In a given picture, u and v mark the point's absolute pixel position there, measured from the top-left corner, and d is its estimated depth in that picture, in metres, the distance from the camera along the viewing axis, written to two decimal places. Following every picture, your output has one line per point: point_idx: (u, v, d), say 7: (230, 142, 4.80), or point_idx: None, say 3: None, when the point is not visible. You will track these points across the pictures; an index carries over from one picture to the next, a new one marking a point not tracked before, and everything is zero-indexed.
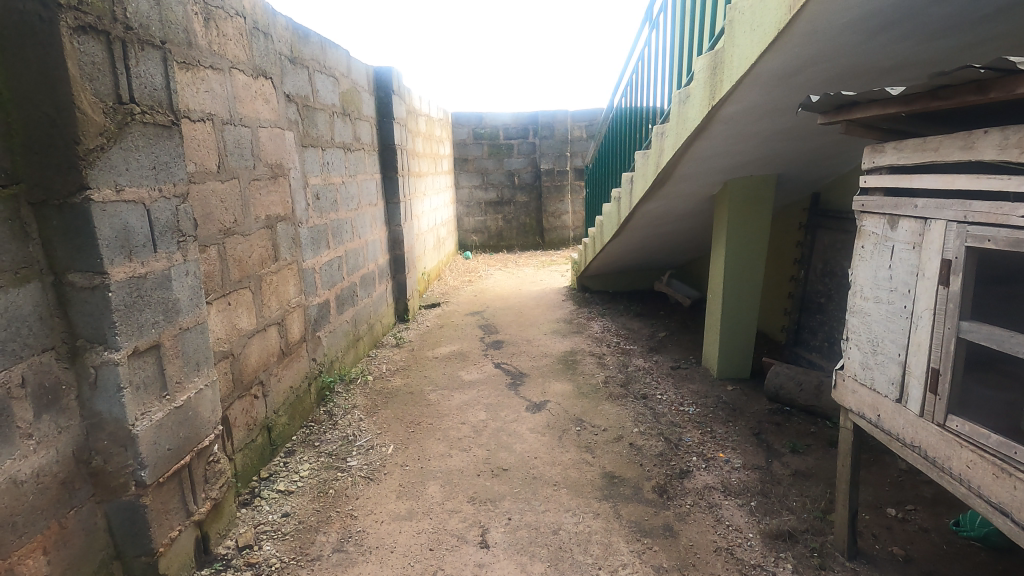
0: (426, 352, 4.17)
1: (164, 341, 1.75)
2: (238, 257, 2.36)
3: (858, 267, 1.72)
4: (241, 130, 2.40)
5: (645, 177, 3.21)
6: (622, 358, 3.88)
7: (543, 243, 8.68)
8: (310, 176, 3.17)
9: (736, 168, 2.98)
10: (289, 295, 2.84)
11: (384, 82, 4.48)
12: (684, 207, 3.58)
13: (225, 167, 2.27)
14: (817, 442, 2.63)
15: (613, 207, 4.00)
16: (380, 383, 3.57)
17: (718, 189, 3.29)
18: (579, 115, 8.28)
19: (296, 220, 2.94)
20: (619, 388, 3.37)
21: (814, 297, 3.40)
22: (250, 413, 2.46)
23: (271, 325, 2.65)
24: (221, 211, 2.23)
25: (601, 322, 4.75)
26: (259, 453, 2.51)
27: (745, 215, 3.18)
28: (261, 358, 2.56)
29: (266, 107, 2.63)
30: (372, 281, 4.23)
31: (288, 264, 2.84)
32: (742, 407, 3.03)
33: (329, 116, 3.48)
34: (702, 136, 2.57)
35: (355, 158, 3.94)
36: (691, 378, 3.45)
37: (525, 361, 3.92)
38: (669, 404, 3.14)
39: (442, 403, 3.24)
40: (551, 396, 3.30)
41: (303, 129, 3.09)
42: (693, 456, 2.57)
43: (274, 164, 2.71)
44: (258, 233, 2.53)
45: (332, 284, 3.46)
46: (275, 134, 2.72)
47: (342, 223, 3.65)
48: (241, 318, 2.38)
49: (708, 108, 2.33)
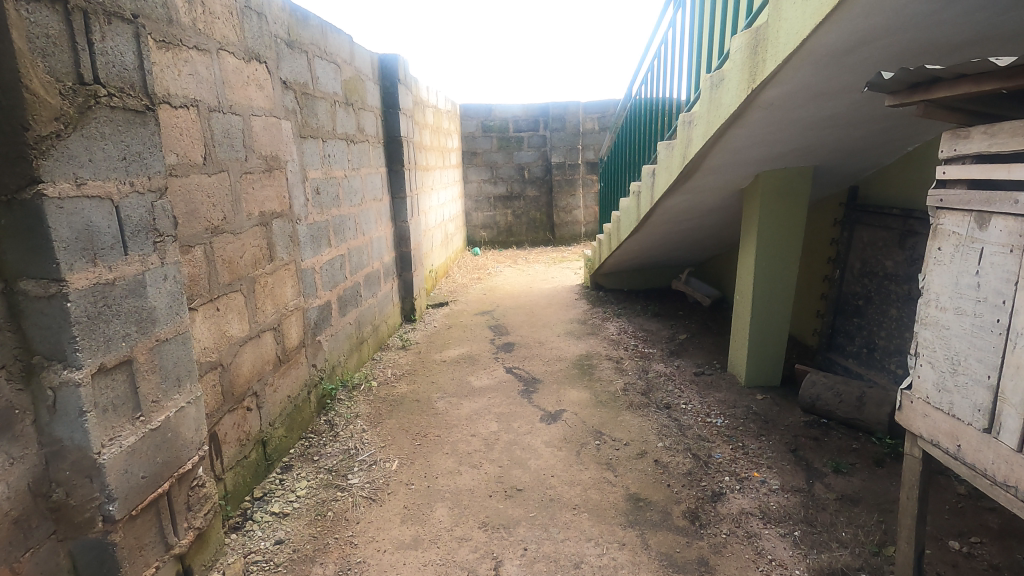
0: (434, 355, 3.95)
1: (138, 355, 1.55)
2: (227, 258, 2.15)
3: (932, 273, 1.48)
4: (231, 118, 2.18)
5: (669, 170, 2.98)
6: (641, 363, 3.65)
7: (553, 239, 8.44)
8: (309, 170, 2.95)
9: (770, 159, 2.74)
10: (286, 297, 2.64)
11: (389, 70, 4.27)
12: (709, 202, 3.34)
13: (212, 159, 2.06)
14: (862, 460, 2.39)
15: (632, 202, 3.77)
16: (385, 390, 3.37)
17: (747, 182, 3.05)
18: (591, 106, 8.03)
19: (293, 217, 2.74)
20: (639, 396, 3.14)
21: (851, 299, 3.15)
22: (243, 427, 2.27)
23: (265, 331, 2.45)
24: (208, 207, 2.02)
25: (617, 323, 4.52)
26: (252, 470, 2.32)
27: (777, 211, 2.94)
28: (254, 367, 2.36)
29: (259, 94, 2.41)
30: (377, 280, 4.03)
31: (285, 264, 2.64)
32: (775, 419, 2.80)
33: (331, 105, 3.26)
34: (737, 124, 2.34)
35: (359, 151, 3.72)
36: (716, 386, 3.22)
37: (538, 365, 3.71)
38: (694, 414, 2.91)
39: (450, 413, 3.03)
40: (566, 405, 3.08)
41: (302, 119, 2.88)
42: (725, 475, 2.35)
43: (269, 156, 2.50)
44: (251, 231, 2.32)
45: (333, 284, 3.25)
46: (270, 124, 2.51)
47: (345, 219, 3.44)
48: (231, 324, 2.18)
49: (747, 92, 2.09)
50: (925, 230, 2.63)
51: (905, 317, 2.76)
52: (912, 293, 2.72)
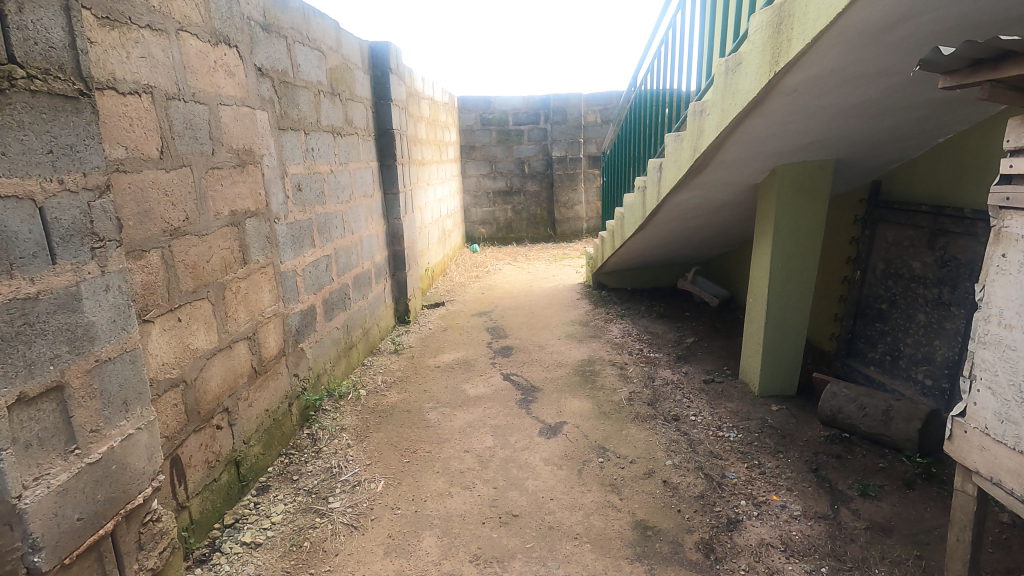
0: (427, 361, 3.74)
1: (71, 380, 1.34)
2: (190, 262, 1.94)
3: (995, 283, 1.27)
4: (194, 108, 1.97)
5: (678, 164, 2.76)
6: (647, 370, 3.44)
7: (555, 235, 8.21)
8: (289, 164, 2.73)
9: (788, 152, 2.52)
10: (261, 303, 2.42)
11: (380, 59, 4.04)
12: (720, 198, 3.12)
13: (171, 153, 1.84)
14: (891, 482, 2.19)
15: (637, 198, 3.56)
16: (375, 399, 3.16)
17: (762, 177, 2.83)
18: (593, 98, 7.79)
19: (271, 215, 2.52)
20: (645, 407, 2.93)
21: (872, 303, 2.93)
22: (212, 448, 2.07)
23: (238, 340, 2.24)
24: (165, 206, 1.81)
25: (621, 325, 4.31)
26: (223, 493, 2.12)
27: (795, 207, 2.72)
28: (225, 381, 2.16)
29: (228, 82, 2.19)
30: (367, 281, 3.82)
31: (261, 268, 2.42)
32: (793, 433, 2.59)
33: (314, 95, 3.05)
34: (756, 112, 2.11)
35: (346, 144, 3.50)
36: (727, 395, 3.01)
37: (537, 371, 3.50)
38: (705, 428, 2.70)
39: (443, 426, 2.83)
40: (567, 417, 2.87)
41: (281, 110, 2.66)
42: (741, 499, 2.14)
43: (242, 150, 2.29)
44: (219, 232, 2.11)
45: (318, 287, 3.04)
46: (242, 115, 2.29)
47: (330, 218, 3.22)
48: (196, 336, 1.97)
49: (769, 76, 1.88)
50: (958, 229, 2.41)
51: (934, 323, 2.55)
52: (943, 298, 2.50)
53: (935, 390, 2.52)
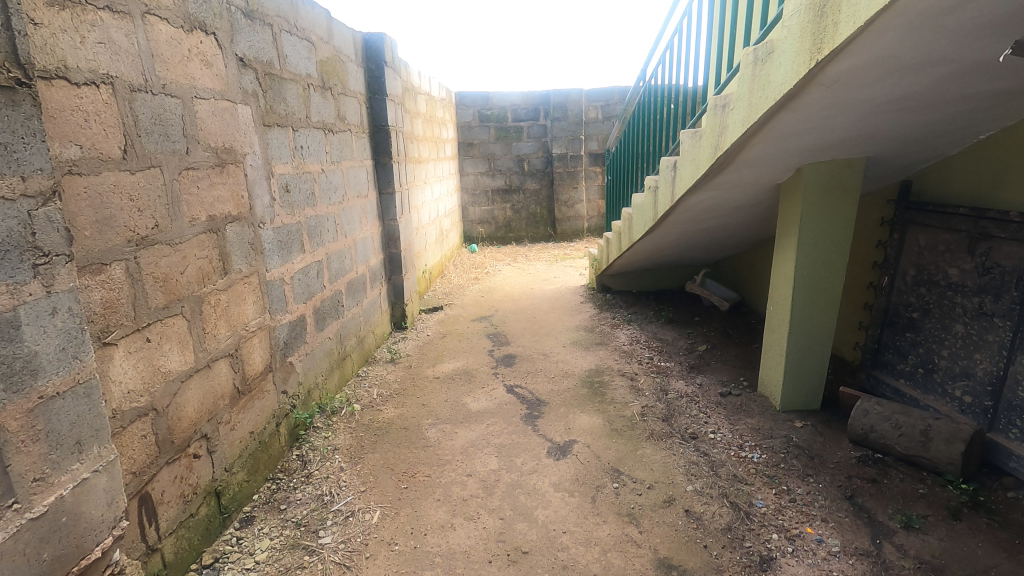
0: (426, 371, 3.53)
1: (7, 423, 1.13)
2: (161, 275, 1.73)
3: None
4: (165, 101, 1.75)
5: (696, 162, 2.56)
6: (659, 381, 3.24)
7: (555, 234, 8.00)
8: (275, 164, 2.52)
9: (817, 150, 2.33)
10: (244, 317, 2.21)
11: (374, 51, 3.83)
12: (739, 198, 2.92)
13: (137, 152, 1.63)
14: (935, 512, 2.00)
15: (648, 198, 3.36)
16: (370, 415, 2.95)
17: (786, 178, 2.63)
18: (594, 94, 7.58)
19: (255, 220, 2.31)
20: (660, 424, 2.73)
21: (902, 311, 2.74)
22: (188, 480, 1.86)
23: (219, 359, 2.04)
24: (130, 212, 1.60)
25: (628, 331, 4.11)
26: (201, 530, 1.91)
27: (823, 210, 2.53)
28: (204, 404, 1.95)
29: (204, 72, 1.98)
30: (361, 287, 3.60)
31: (244, 278, 2.21)
32: (822, 453, 2.40)
33: (302, 89, 2.83)
34: (789, 107, 1.91)
35: (338, 142, 3.29)
36: (747, 410, 2.81)
37: (543, 383, 3.30)
38: (726, 447, 2.50)
39: (443, 445, 2.62)
40: (577, 435, 2.68)
41: (265, 104, 2.45)
42: (773, 533, 1.94)
43: (221, 148, 2.07)
44: (195, 240, 1.90)
45: (308, 295, 2.83)
46: (222, 110, 2.08)
47: (321, 221, 3.00)
48: (168, 357, 1.76)
49: (809, 66, 1.68)
50: (1002, 233, 2.22)
51: (974, 334, 2.36)
52: (984, 308, 2.32)
53: (975, 408, 2.33)
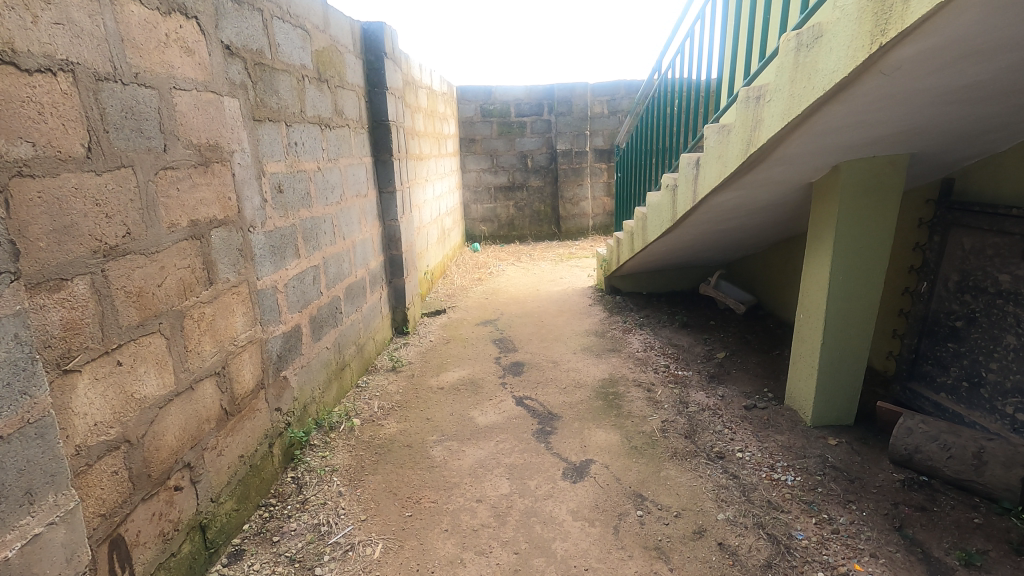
0: (430, 381, 3.34)
1: None
2: (134, 289, 1.53)
3: None
4: (138, 92, 1.55)
5: (724, 159, 2.37)
6: (678, 392, 3.05)
7: (560, 233, 7.81)
8: (266, 162, 2.31)
9: (859, 147, 2.13)
10: (232, 330, 2.01)
11: (374, 41, 3.62)
12: (765, 197, 2.73)
13: (104, 150, 1.43)
14: (997, 547, 1.82)
15: (664, 197, 3.17)
16: (370, 430, 2.76)
17: (820, 176, 2.43)
18: (600, 88, 7.35)
19: (244, 224, 2.11)
20: (683, 441, 2.54)
21: (943, 319, 2.54)
22: (168, 516, 1.67)
23: (204, 378, 1.84)
24: (96, 219, 1.40)
25: (641, 336, 3.92)
26: (184, 569, 1.72)
27: (861, 211, 2.33)
28: (186, 430, 1.75)
29: (184, 60, 1.77)
30: (361, 292, 3.40)
31: (232, 288, 2.01)
32: (862, 476, 2.21)
33: (296, 81, 2.62)
34: (839, 99, 1.72)
35: (335, 138, 3.08)
36: (775, 426, 2.62)
37: (554, 393, 3.11)
38: (756, 468, 2.31)
39: (450, 465, 2.44)
40: (594, 454, 2.49)
41: (255, 97, 2.24)
42: (818, 571, 1.76)
43: (205, 146, 1.87)
44: (175, 248, 1.70)
45: (304, 302, 2.64)
46: (205, 103, 1.88)
47: (317, 223, 2.80)
48: (145, 382, 1.56)
49: (870, 52, 1.48)
50: None
51: None
52: None
53: None
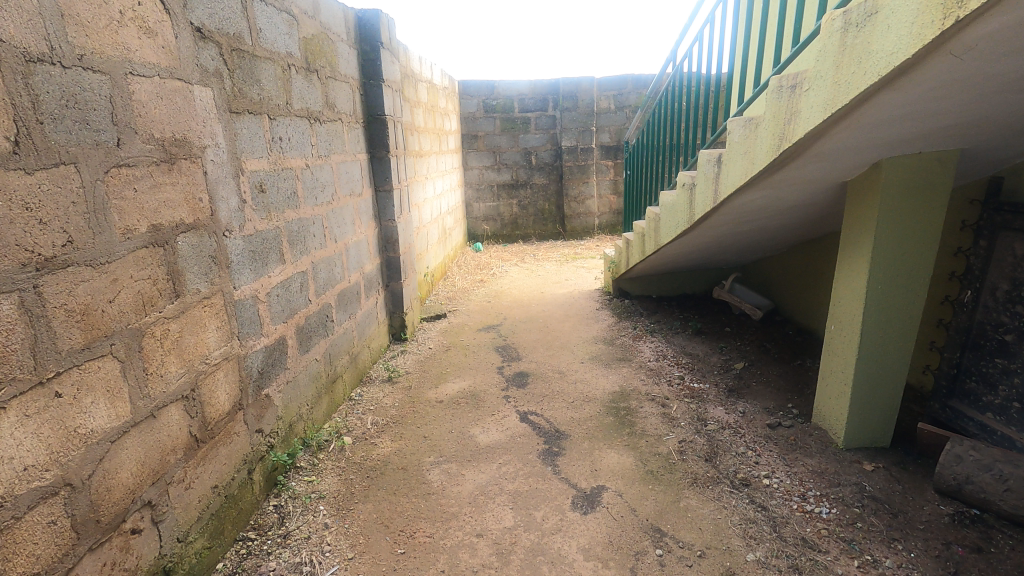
0: (428, 393, 3.13)
1: None
2: (78, 307, 1.31)
3: None
4: (83, 77, 1.33)
5: (752, 156, 2.14)
6: (694, 408, 2.83)
7: (564, 232, 7.58)
8: (245, 159, 2.09)
9: (906, 142, 1.90)
10: (204, 348, 1.80)
11: (369, 30, 3.39)
12: (793, 197, 2.50)
13: (35, 143, 1.20)
14: None
15: (680, 196, 2.94)
16: (363, 450, 2.55)
17: (857, 175, 2.20)
18: (607, 83, 7.11)
19: (219, 228, 1.89)
20: (704, 466, 2.32)
21: (990, 332, 2.31)
22: (123, 565, 1.46)
23: (169, 404, 1.63)
24: (26, 226, 1.18)
25: (653, 344, 3.69)
26: None
27: (903, 213, 2.10)
28: (147, 464, 1.54)
29: (143, 41, 1.54)
30: (354, 298, 3.19)
31: (203, 300, 1.80)
32: (906, 509, 1.99)
33: (281, 69, 2.40)
34: (895, 85, 1.49)
35: (326, 133, 2.86)
36: (804, 448, 2.40)
37: (561, 408, 2.89)
38: (786, 498, 2.09)
39: (449, 492, 2.22)
40: (606, 479, 2.27)
41: (233, 87, 2.02)
42: None
43: (170, 140, 1.65)
44: (131, 258, 1.48)
45: (290, 312, 2.42)
46: (171, 92, 1.66)
47: (305, 226, 2.58)
48: (92, 413, 1.35)
49: (941, 30, 1.25)
50: None
51: None
52: None
53: None
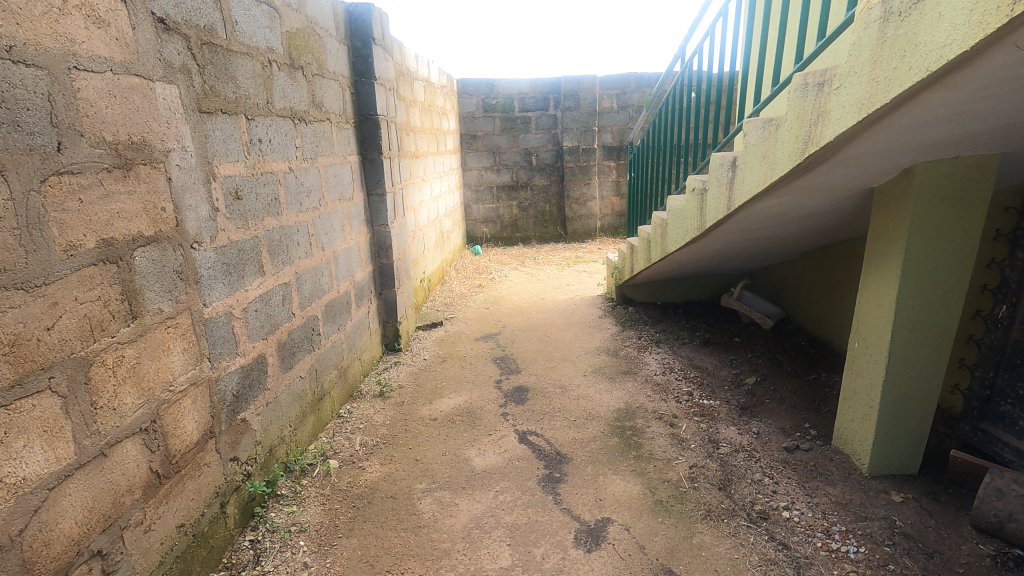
0: (421, 410, 2.95)
1: None
2: (5, 339, 1.14)
3: None
4: (11, 72, 1.15)
5: (772, 160, 1.96)
6: (705, 428, 2.65)
7: (566, 235, 7.40)
8: (218, 163, 1.91)
9: (945, 145, 1.72)
10: (168, 373, 1.62)
11: (360, 26, 3.22)
12: (813, 204, 2.32)
13: None
14: None
15: (690, 202, 2.77)
16: (349, 475, 2.37)
17: (886, 181, 2.02)
18: (609, 82, 6.93)
19: (186, 239, 1.72)
20: (718, 496, 2.14)
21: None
22: None
23: (124, 439, 1.45)
24: None
25: (659, 356, 3.51)
26: None
27: (937, 224, 1.92)
28: (96, 510, 1.36)
29: (92, 32, 1.36)
30: (344, 308, 3.01)
31: (166, 320, 1.62)
32: (942, 548, 1.81)
33: (261, 65, 2.22)
34: (944, 82, 1.31)
35: (312, 134, 2.68)
36: (825, 475, 2.22)
37: (562, 427, 2.72)
38: (808, 534, 1.91)
39: (440, 524, 2.05)
40: (611, 510, 2.09)
41: (204, 84, 1.84)
42: None
43: (125, 144, 1.47)
44: (75, 278, 1.31)
45: (270, 327, 2.24)
46: (127, 90, 1.48)
47: (288, 234, 2.41)
48: (22, 459, 1.17)
49: (1007, 18, 1.07)
50: None
51: None
52: None
53: None
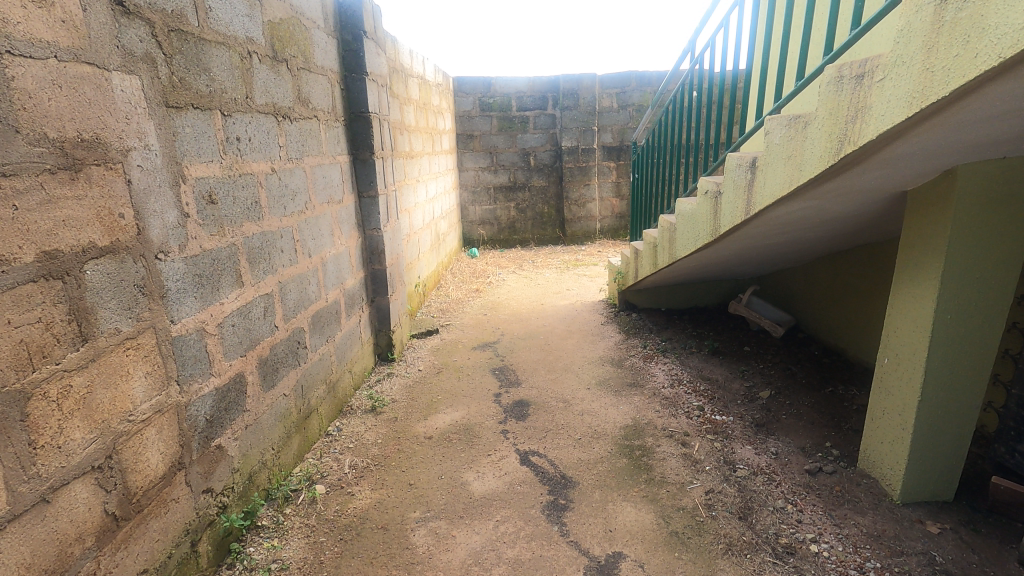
0: (416, 427, 2.77)
1: None
2: None
3: None
4: None
5: (799, 161, 1.78)
6: (719, 448, 2.47)
7: (565, 237, 7.23)
8: (189, 164, 1.72)
9: (996, 144, 1.55)
10: (128, 401, 1.44)
11: (351, 18, 3.03)
12: (839, 208, 2.14)
13: None
14: None
15: (702, 205, 2.59)
16: (337, 502, 2.18)
17: (923, 184, 1.84)
18: (609, 80, 6.76)
19: (149, 249, 1.53)
20: (739, 526, 1.96)
21: None
22: None
23: (71, 481, 1.26)
24: None
25: (667, 367, 3.34)
26: None
27: (980, 231, 1.76)
28: (34, 567, 1.17)
29: (30, 12, 1.18)
30: (333, 318, 2.82)
31: (125, 342, 1.43)
32: None
33: (240, 57, 2.03)
34: (1016, 72, 1.13)
35: (298, 133, 2.49)
36: (854, 503, 2.04)
37: (567, 446, 2.54)
38: (841, 572, 1.74)
39: (435, 560, 1.86)
40: (622, 543, 1.92)
41: (172, 76, 1.65)
42: None
43: (73, 141, 1.28)
44: (7, 298, 1.12)
45: (250, 343, 2.06)
46: (77, 80, 1.29)
47: (270, 240, 2.22)
48: None
49: None
50: None
51: None
52: None
53: None
